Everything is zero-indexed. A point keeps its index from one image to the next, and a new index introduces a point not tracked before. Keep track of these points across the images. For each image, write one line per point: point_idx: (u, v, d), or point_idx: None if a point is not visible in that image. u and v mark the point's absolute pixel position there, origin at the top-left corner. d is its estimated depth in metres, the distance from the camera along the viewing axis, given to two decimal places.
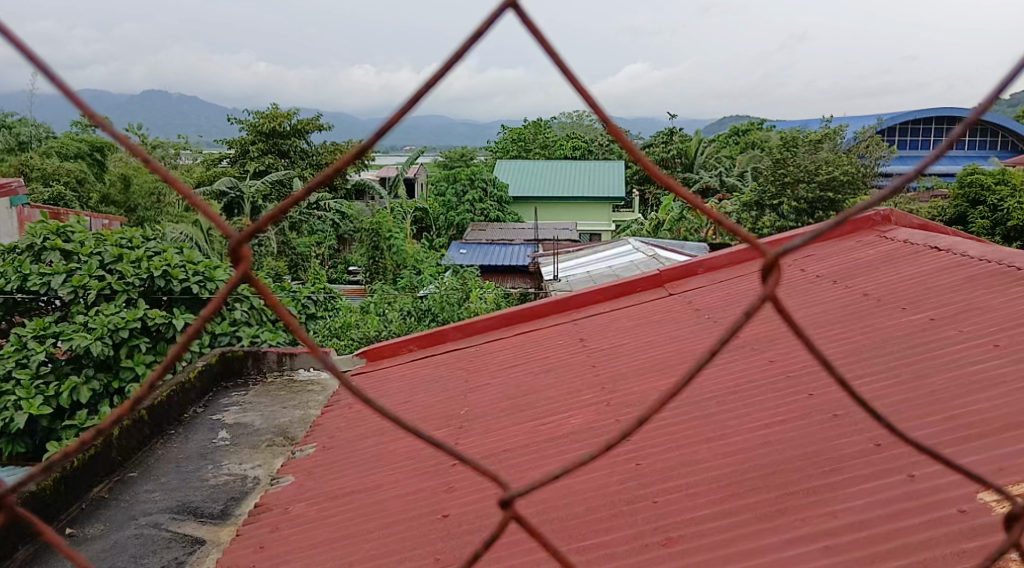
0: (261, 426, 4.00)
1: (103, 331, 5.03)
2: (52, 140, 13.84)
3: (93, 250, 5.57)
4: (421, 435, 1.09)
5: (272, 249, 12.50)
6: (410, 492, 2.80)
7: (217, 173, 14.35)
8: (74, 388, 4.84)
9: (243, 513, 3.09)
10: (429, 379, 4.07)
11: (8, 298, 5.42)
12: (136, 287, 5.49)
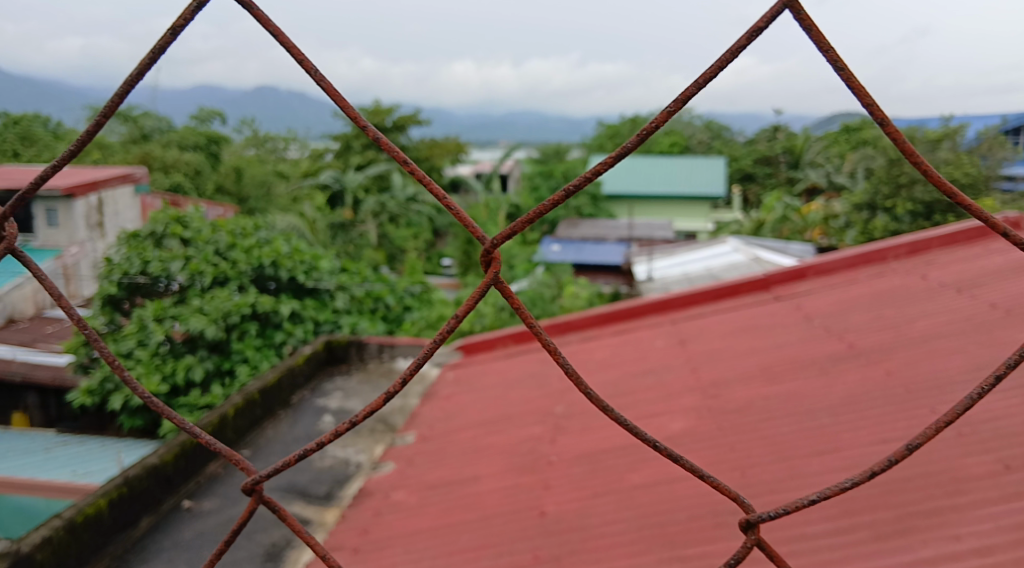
0: (365, 413, 4.09)
1: (217, 315, 5.32)
2: None
3: (209, 238, 5.67)
4: (656, 446, 1.03)
5: (370, 240, 13.27)
6: (509, 487, 2.81)
7: (321, 167, 15.19)
8: (190, 367, 5.16)
9: (347, 496, 3.16)
10: (526, 376, 4.10)
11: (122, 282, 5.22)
12: (247, 274, 5.80)
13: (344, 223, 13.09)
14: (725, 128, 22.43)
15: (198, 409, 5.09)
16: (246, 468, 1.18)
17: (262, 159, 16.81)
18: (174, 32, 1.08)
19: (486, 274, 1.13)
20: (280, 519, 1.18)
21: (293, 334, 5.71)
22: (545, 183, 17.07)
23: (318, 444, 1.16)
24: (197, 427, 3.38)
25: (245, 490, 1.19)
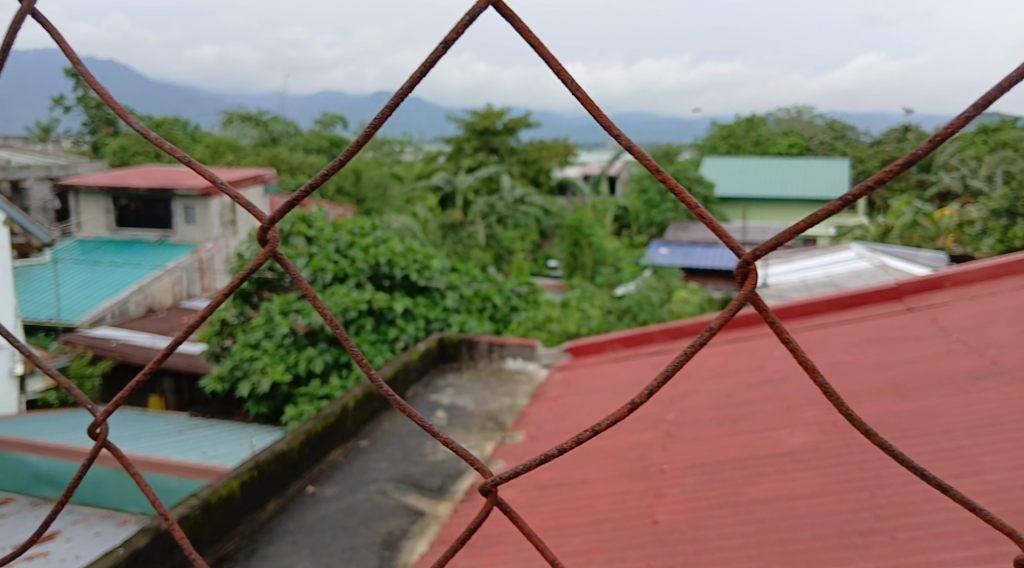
0: (475, 409, 4.15)
1: (337, 311, 5.52)
2: (299, 137, 15.22)
3: (330, 237, 6.12)
4: (924, 476, 1.04)
5: (478, 242, 13.42)
6: (621, 493, 2.79)
7: (434, 170, 15.51)
8: (310, 359, 5.39)
9: (460, 490, 3.22)
10: (638, 380, 4.06)
11: (259, 277, 5.99)
12: (365, 272, 5.96)
13: (454, 224, 13.32)
14: (848, 127, 21.48)
15: (318, 399, 5.23)
16: (482, 469, 1.21)
17: (378, 162, 17.31)
18: (445, 46, 1.11)
19: (744, 290, 1.12)
20: (516, 524, 1.19)
21: (406, 331, 5.69)
22: (655, 185, 16.72)
23: (555, 451, 1.16)
24: (320, 417, 3.52)
25: (484, 491, 1.22)
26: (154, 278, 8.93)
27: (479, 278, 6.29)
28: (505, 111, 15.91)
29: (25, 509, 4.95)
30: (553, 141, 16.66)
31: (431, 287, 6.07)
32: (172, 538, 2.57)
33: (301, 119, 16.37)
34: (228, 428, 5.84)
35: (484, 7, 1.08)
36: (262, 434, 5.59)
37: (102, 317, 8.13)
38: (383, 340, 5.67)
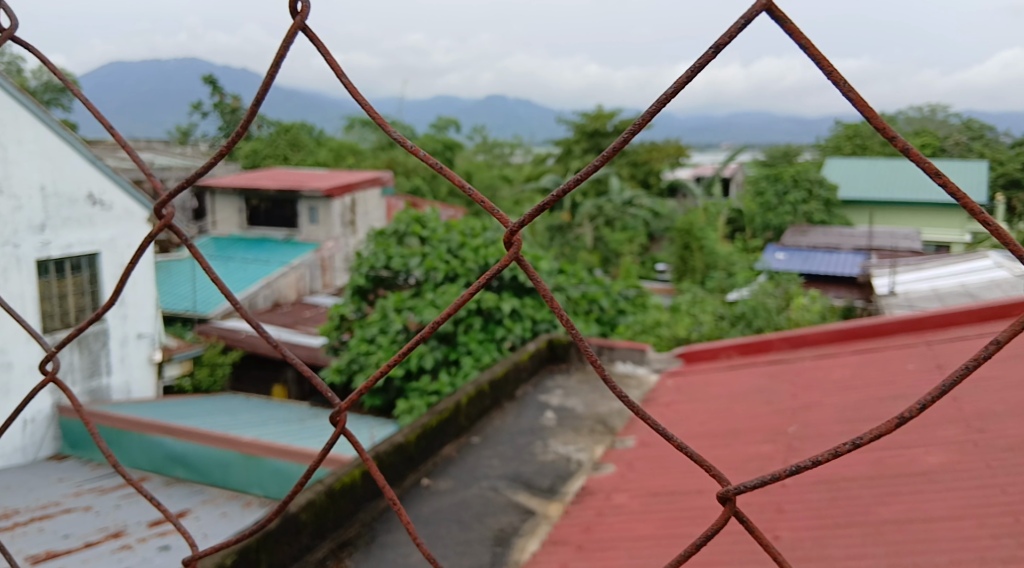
0: (584, 412, 4.15)
1: (447, 308, 5.62)
2: (414, 141, 15.64)
3: (442, 237, 6.23)
4: None
5: (586, 244, 13.38)
6: (739, 505, 2.73)
7: (543, 171, 15.57)
8: (421, 355, 5.58)
9: (570, 492, 3.23)
10: (756, 389, 3.97)
11: (376, 274, 6.28)
12: (475, 272, 5.97)
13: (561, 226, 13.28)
14: (987, 126, 20.11)
15: (427, 394, 5.45)
16: (720, 474, 1.08)
17: (490, 165, 17.51)
18: (715, 49, 0.97)
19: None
20: (753, 534, 1.07)
21: (513, 331, 5.67)
22: (771, 187, 16.06)
23: (811, 461, 1.03)
24: (435, 412, 3.61)
25: (721, 499, 1.09)
26: (280, 275, 9.16)
27: (585, 280, 6.40)
28: (616, 112, 15.74)
29: (159, 489, 5.40)
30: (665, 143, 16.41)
31: (539, 288, 6.11)
32: (298, 521, 2.68)
33: (416, 123, 16.78)
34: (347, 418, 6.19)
35: (759, 10, 0.95)
36: (379, 426, 5.81)
37: (234, 309, 8.46)
38: (490, 340, 5.69)
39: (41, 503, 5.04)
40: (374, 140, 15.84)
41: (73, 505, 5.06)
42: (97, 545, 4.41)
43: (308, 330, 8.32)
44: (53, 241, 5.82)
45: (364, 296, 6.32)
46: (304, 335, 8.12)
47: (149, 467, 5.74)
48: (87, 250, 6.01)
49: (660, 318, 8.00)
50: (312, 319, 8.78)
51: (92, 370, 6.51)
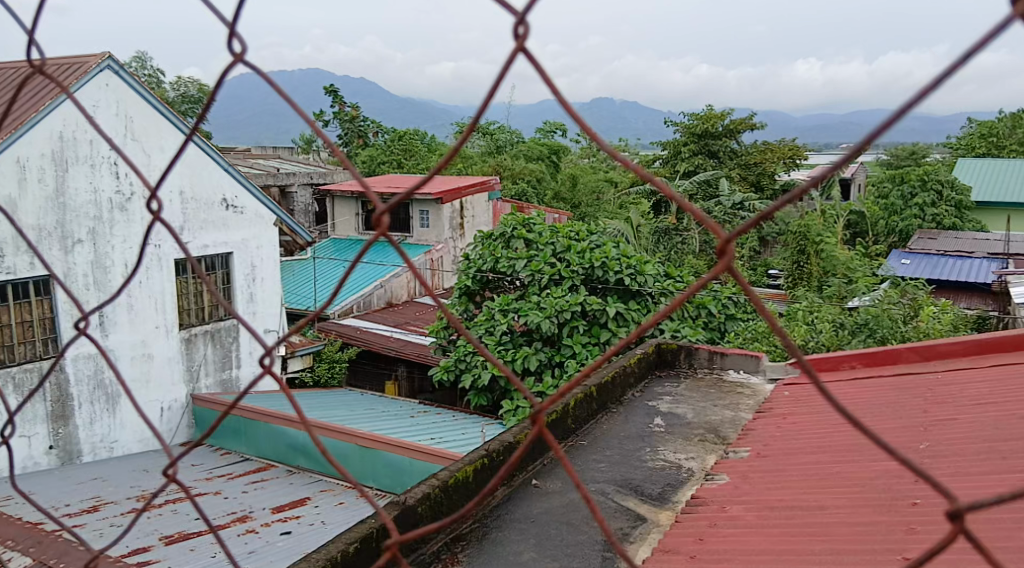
0: (693, 419, 4.08)
1: (552, 311, 5.72)
2: (520, 144, 15.78)
3: (548, 240, 6.36)
4: None
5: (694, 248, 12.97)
6: (865, 524, 2.62)
7: (650, 174, 15.36)
8: (526, 356, 5.71)
9: (682, 500, 3.19)
10: (880, 403, 3.79)
11: (482, 276, 6.40)
12: (580, 275, 6.02)
13: (668, 229, 13.03)
14: None
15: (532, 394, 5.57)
16: (942, 488, 0.92)
17: (597, 168, 17.46)
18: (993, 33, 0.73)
19: None
20: (985, 557, 0.91)
21: (618, 334, 5.69)
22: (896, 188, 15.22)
23: None
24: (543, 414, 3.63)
25: (947, 516, 0.92)
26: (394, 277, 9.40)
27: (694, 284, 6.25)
28: (728, 112, 15.37)
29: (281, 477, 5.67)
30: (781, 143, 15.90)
31: (645, 292, 5.95)
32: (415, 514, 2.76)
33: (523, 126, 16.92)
34: (455, 417, 6.27)
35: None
36: (489, 425, 5.89)
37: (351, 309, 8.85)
38: (596, 343, 5.71)
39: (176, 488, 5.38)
40: (482, 144, 16.08)
41: (203, 490, 5.36)
42: (226, 527, 4.63)
43: (418, 329, 8.46)
44: (192, 239, 7.10)
45: (472, 297, 6.50)
46: (415, 334, 8.27)
47: (270, 455, 6.05)
48: (221, 249, 7.37)
49: (774, 325, 7.70)
50: (424, 319, 8.97)
51: (223, 363, 7.59)
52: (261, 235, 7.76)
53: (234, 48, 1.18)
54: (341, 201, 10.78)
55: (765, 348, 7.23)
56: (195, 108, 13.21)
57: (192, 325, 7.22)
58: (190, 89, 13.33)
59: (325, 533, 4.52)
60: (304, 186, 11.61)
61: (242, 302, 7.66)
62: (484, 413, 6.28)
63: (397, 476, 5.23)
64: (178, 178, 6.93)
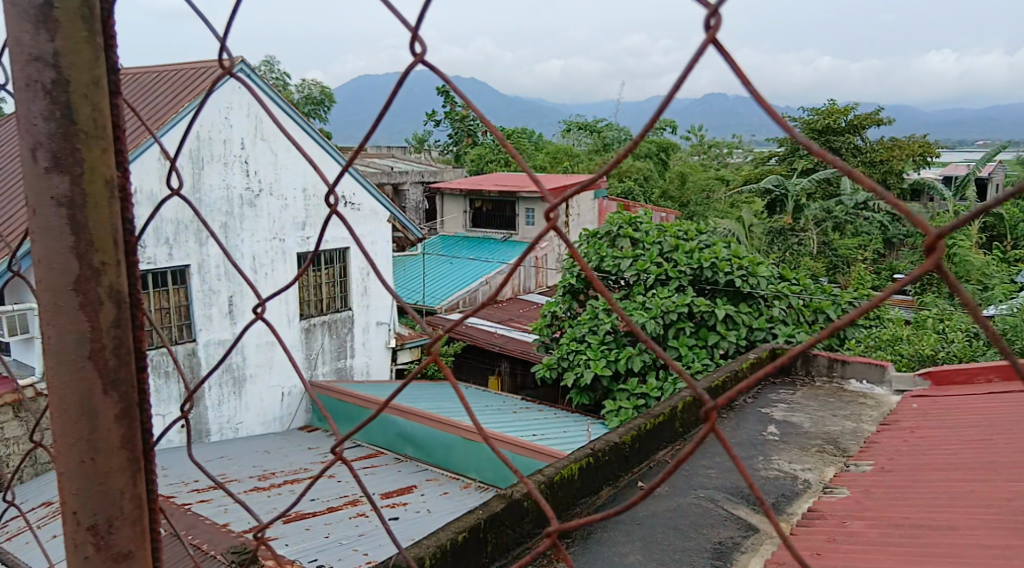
0: (811, 429, 3.91)
1: (657, 311, 5.66)
2: (629, 142, 15.62)
3: (655, 239, 6.30)
4: None
5: (809, 250, 12.02)
6: (1001, 548, 2.45)
7: (765, 171, 14.86)
8: (630, 357, 5.68)
9: (797, 513, 3.07)
10: (1019, 420, 3.54)
11: (586, 275, 6.36)
12: (687, 275, 5.91)
13: (783, 229, 12.40)
14: None
15: (635, 395, 5.52)
16: None
17: (709, 166, 17.08)
18: None
19: None
20: None
21: (727, 338, 5.54)
22: None
23: None
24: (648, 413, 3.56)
25: None
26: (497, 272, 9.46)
27: (811, 288, 5.96)
28: (851, 108, 14.69)
29: (389, 463, 5.84)
30: (909, 140, 15.09)
31: (757, 295, 5.75)
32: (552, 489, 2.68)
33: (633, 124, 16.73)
34: (557, 415, 6.22)
35: None
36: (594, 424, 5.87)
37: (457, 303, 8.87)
38: (703, 346, 5.58)
39: (295, 469, 5.66)
40: (590, 143, 15.99)
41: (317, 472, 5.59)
42: (338, 510, 4.80)
43: (525, 326, 8.51)
44: (313, 234, 7.41)
45: (575, 295, 6.41)
46: (521, 331, 8.31)
47: (380, 442, 6.27)
48: (339, 244, 7.65)
49: (901, 333, 7.30)
50: (529, 316, 9.00)
51: (339, 353, 7.85)
52: (375, 232, 7.97)
53: (413, 47, 0.92)
54: (449, 200, 11.02)
55: (890, 357, 6.88)
56: (317, 110, 13.73)
57: (311, 315, 7.50)
58: (312, 92, 13.88)
59: (430, 522, 4.61)
60: (416, 184, 11.92)
61: (358, 295, 7.90)
62: (586, 412, 6.26)
63: (498, 468, 5.34)
64: (302, 175, 7.25)
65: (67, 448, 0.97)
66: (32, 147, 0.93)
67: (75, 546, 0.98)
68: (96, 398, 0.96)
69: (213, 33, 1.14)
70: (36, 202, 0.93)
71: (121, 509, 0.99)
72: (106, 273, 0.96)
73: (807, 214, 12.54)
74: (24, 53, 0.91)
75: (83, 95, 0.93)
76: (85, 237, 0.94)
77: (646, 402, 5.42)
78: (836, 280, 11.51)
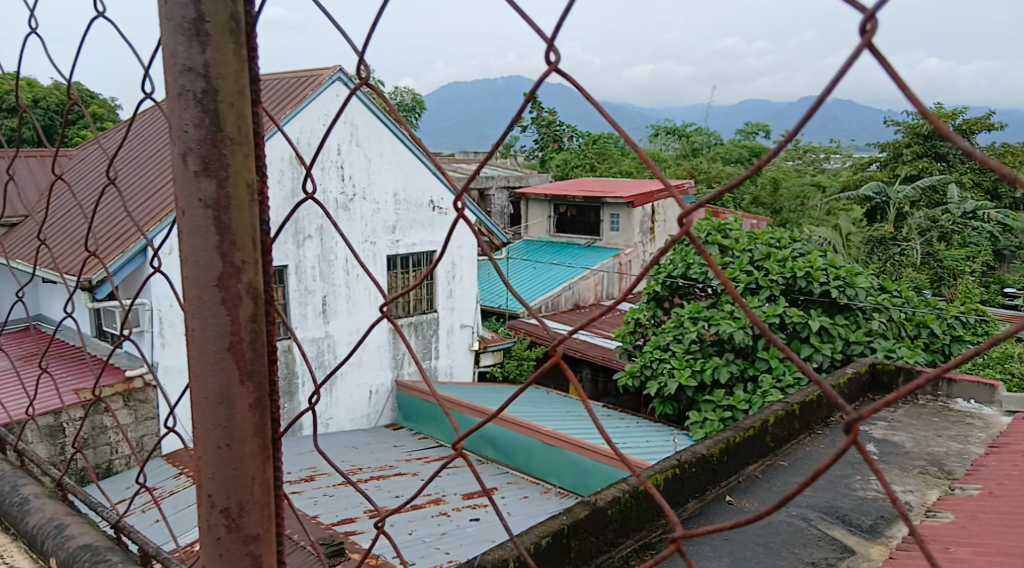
0: (913, 449, 3.74)
1: (746, 321, 5.50)
2: (721, 148, 15.33)
3: (745, 247, 6.08)
4: None
5: (914, 260, 11.50)
6: None
7: (864, 178, 14.31)
8: (716, 368, 5.55)
9: (897, 537, 2.93)
10: None
11: (672, 282, 6.25)
12: (780, 284, 5.74)
13: (884, 238, 11.94)
14: None
15: (721, 407, 5.39)
16: None
17: (804, 172, 16.57)
18: None
19: None
20: None
21: (822, 351, 5.34)
22: None
23: None
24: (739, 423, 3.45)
25: None
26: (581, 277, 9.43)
27: (913, 301, 5.73)
28: (959, 112, 14.00)
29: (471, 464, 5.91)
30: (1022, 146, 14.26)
31: (855, 307, 5.56)
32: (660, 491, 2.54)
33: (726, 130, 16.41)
34: (639, 424, 6.18)
35: None
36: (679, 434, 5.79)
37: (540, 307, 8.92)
38: (795, 359, 5.38)
39: (382, 466, 5.76)
40: (681, 148, 15.78)
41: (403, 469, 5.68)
42: (421, 507, 4.88)
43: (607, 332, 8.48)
44: (402, 238, 7.55)
45: (660, 303, 6.37)
46: (603, 338, 8.27)
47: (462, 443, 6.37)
48: (426, 247, 7.78)
49: (1012, 350, 6.91)
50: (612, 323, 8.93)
51: (425, 352, 7.93)
52: (461, 236, 8.10)
53: (550, 55, 0.81)
54: (534, 205, 11.17)
55: (1000, 376, 6.52)
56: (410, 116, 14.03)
57: (399, 315, 7.69)
58: (406, 99, 14.21)
59: (511, 525, 4.63)
60: (502, 189, 12.03)
61: (444, 298, 7.99)
62: (669, 422, 6.20)
63: (581, 477, 5.26)
64: (394, 181, 7.40)
65: (207, 434, 0.93)
66: (182, 152, 0.90)
67: (209, 528, 0.94)
68: (235, 388, 0.93)
69: (352, 47, 0.99)
70: (184, 204, 0.90)
71: (253, 492, 0.95)
72: (247, 271, 0.92)
73: (909, 223, 11.97)
74: (177, 64, 0.89)
75: (231, 107, 0.89)
76: (229, 237, 0.91)
77: (732, 415, 5.28)
78: (941, 293, 10.96)
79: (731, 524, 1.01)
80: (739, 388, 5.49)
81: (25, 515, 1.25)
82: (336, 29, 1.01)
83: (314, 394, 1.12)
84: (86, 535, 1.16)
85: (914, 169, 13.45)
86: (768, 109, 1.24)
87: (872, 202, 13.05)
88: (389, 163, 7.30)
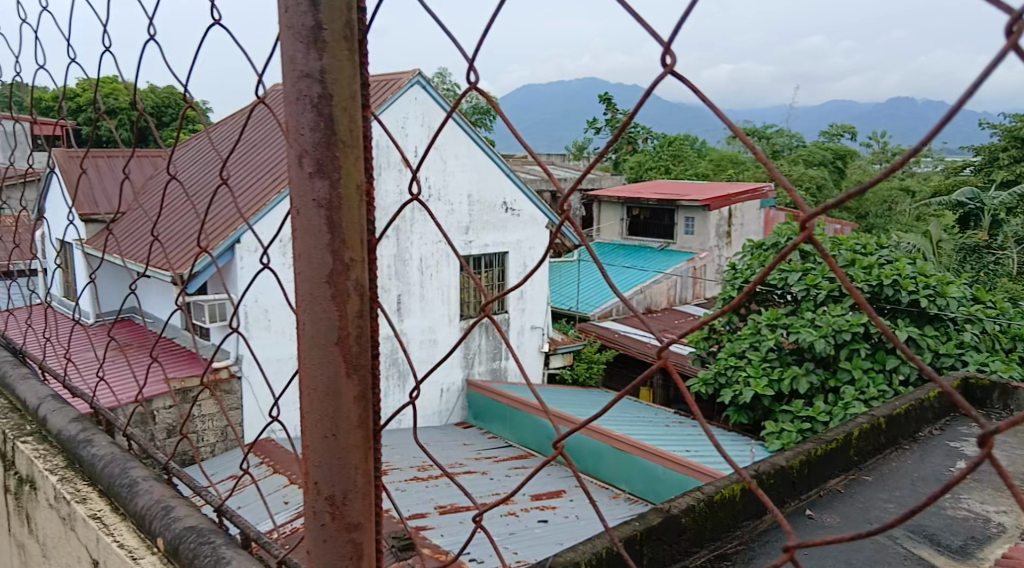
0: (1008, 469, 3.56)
1: (827, 330, 5.32)
2: (803, 150, 14.89)
3: (828, 253, 5.91)
4: None
5: (1011, 270, 10.89)
6: None
7: (957, 182, 13.67)
8: (794, 378, 5.41)
9: (989, 559, 2.80)
10: None
11: (750, 288, 6.13)
12: (865, 292, 5.56)
13: (978, 246, 11.37)
14: None
15: (800, 419, 5.26)
16: None
17: (892, 175, 15.94)
18: None
19: None
20: None
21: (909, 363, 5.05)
22: None
23: None
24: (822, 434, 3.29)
25: None
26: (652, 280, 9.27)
27: (1010, 312, 5.44)
28: None
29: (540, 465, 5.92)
30: None
31: (945, 318, 5.33)
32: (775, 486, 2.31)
33: (809, 132, 15.92)
34: (712, 433, 6.07)
35: None
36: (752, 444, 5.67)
37: (610, 310, 8.99)
38: (879, 370, 5.17)
39: (451, 464, 5.82)
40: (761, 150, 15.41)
41: (472, 468, 5.73)
42: (490, 506, 4.91)
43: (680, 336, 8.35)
44: (476, 239, 7.59)
45: (736, 309, 6.25)
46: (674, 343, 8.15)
47: (530, 444, 6.38)
48: (499, 249, 7.80)
49: None
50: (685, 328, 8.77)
51: (495, 354, 7.96)
52: (533, 237, 8.06)
53: (665, 58, 0.77)
54: (607, 207, 11.04)
55: None
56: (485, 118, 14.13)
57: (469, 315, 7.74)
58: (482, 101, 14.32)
59: (579, 528, 4.62)
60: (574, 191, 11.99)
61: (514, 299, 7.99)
62: (744, 432, 6.02)
63: (652, 484, 5.19)
64: (467, 182, 7.44)
65: (314, 424, 0.96)
66: (298, 154, 0.93)
67: (315, 513, 0.98)
68: (342, 380, 0.95)
69: (461, 53, 0.94)
70: (299, 204, 0.93)
71: (356, 481, 0.97)
72: (355, 268, 0.94)
73: (1006, 231, 11.38)
74: (295, 70, 0.91)
75: (345, 111, 0.92)
76: (340, 235, 0.93)
77: (811, 426, 5.17)
78: None
79: (855, 535, 0.97)
80: (818, 399, 5.34)
81: (134, 497, 1.17)
82: (439, 25, 0.96)
83: (413, 395, 1.05)
84: (194, 517, 1.11)
85: (1012, 173, 12.78)
86: (854, 106, 1.17)
87: (965, 208, 12.45)
88: (464, 165, 7.36)
